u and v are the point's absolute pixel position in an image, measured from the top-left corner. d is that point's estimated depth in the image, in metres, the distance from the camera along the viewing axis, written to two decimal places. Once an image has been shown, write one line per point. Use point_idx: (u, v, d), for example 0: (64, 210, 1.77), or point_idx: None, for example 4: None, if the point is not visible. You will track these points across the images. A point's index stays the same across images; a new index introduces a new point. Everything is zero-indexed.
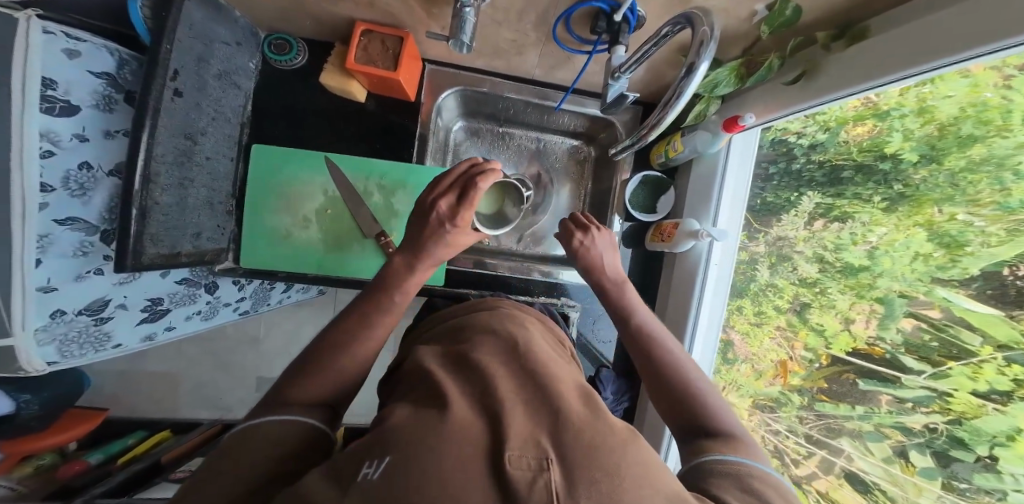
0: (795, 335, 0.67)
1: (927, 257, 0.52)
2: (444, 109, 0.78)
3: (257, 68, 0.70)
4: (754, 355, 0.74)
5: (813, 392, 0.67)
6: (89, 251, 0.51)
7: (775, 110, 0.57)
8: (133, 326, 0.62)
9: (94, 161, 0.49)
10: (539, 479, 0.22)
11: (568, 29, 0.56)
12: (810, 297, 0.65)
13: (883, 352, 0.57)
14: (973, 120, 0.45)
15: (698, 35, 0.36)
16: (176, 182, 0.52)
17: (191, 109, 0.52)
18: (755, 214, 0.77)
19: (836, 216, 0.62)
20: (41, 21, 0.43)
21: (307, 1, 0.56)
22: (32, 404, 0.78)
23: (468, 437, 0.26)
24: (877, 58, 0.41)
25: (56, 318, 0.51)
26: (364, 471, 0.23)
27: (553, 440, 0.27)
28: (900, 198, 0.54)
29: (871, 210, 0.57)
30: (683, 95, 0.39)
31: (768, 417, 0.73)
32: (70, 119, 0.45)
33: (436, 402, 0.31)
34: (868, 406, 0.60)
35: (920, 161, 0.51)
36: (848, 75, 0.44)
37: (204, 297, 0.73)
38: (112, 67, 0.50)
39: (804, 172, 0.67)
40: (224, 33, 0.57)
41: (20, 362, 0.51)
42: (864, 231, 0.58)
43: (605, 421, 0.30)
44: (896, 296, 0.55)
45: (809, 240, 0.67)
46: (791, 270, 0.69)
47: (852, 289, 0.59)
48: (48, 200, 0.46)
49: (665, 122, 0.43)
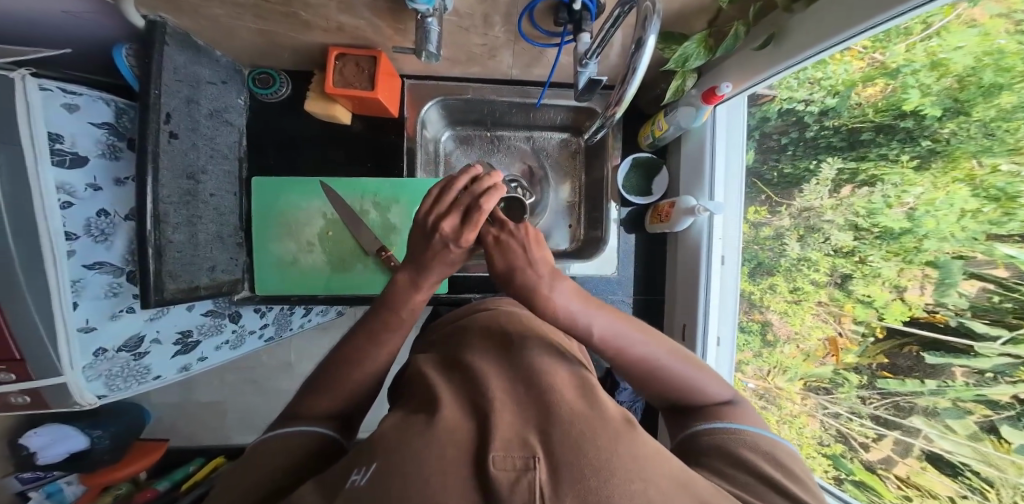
0: (841, 310, 0.63)
1: (975, 214, 0.48)
2: (429, 121, 0.80)
3: (247, 104, 0.74)
4: (798, 334, 0.69)
5: (873, 369, 0.61)
6: (119, 291, 0.56)
7: (751, 77, 0.55)
8: (169, 358, 0.67)
9: (111, 208, 0.54)
10: (524, 479, 0.22)
11: (532, 23, 0.56)
12: (850, 267, 0.61)
13: (947, 320, 0.52)
14: (993, 69, 0.44)
15: (642, 11, 0.36)
16: (184, 219, 0.56)
17: (188, 149, 0.56)
18: (773, 187, 0.73)
19: (863, 181, 0.59)
20: (34, 78, 0.45)
21: (280, 34, 0.59)
22: (104, 438, 0.84)
23: (453, 441, 0.26)
24: (846, 10, 0.38)
25: (100, 356, 0.55)
26: (353, 479, 0.24)
27: (541, 436, 0.26)
28: (931, 154, 0.51)
29: (901, 171, 0.54)
30: (637, 71, 0.39)
31: (823, 400, 0.68)
32: (80, 169, 0.49)
33: (428, 408, 0.31)
34: (941, 380, 0.55)
35: (945, 115, 0.48)
36: (819, 32, 0.42)
37: (230, 326, 0.77)
38: (110, 117, 0.54)
39: (820, 138, 0.64)
40: (208, 74, 0.61)
41: (74, 398, 0.55)
42: (898, 193, 0.55)
43: (599, 413, 0.29)
44: (951, 259, 0.51)
45: (838, 208, 0.62)
46: (824, 241, 0.65)
47: (898, 255, 0.55)
48: (75, 246, 0.49)
49: (627, 97, 0.43)
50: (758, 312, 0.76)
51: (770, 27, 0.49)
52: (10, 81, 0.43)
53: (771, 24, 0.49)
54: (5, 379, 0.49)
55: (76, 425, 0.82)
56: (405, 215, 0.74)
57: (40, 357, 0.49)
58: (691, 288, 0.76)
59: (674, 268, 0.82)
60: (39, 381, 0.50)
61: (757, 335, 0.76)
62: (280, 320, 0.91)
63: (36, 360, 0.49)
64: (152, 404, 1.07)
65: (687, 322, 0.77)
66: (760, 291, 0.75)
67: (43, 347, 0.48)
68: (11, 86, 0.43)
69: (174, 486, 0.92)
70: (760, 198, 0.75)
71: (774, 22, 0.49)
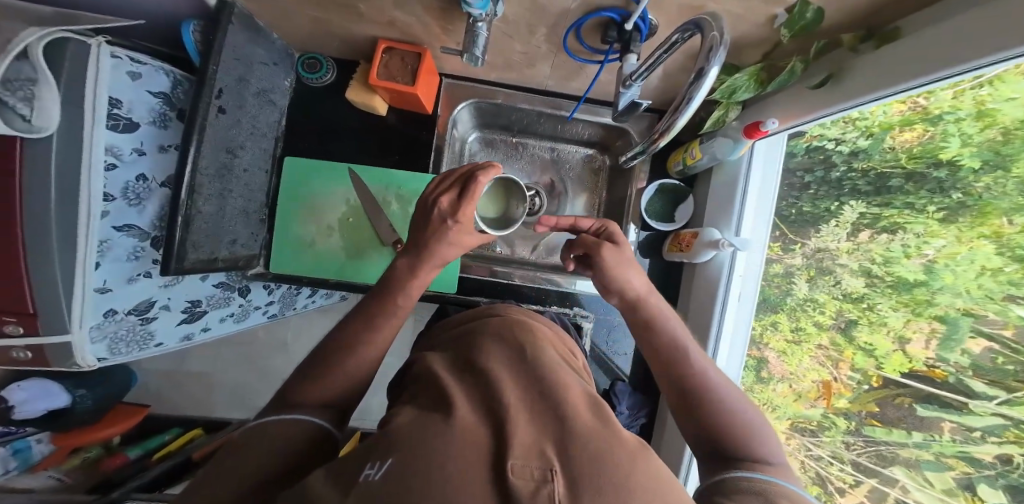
0: (840, 355, 0.62)
1: (994, 273, 0.46)
2: (459, 120, 0.81)
3: (292, 86, 0.75)
4: (792, 374, 0.68)
5: (861, 416, 0.61)
6: (140, 255, 0.57)
7: (799, 116, 0.54)
8: (173, 326, 0.67)
9: (150, 174, 0.56)
10: (544, 488, 0.21)
11: (578, 38, 0.56)
12: (856, 312, 0.60)
13: (946, 375, 0.52)
14: None
15: (708, 40, 0.36)
16: (216, 192, 0.57)
17: (231, 125, 0.57)
18: (790, 224, 0.72)
19: (884, 226, 0.57)
20: (108, 46, 0.48)
21: (334, 21, 0.61)
22: (87, 399, 0.86)
23: (470, 447, 0.25)
24: (909, 61, 0.38)
25: (109, 317, 0.55)
26: (367, 473, 0.23)
27: (559, 448, 0.26)
28: (960, 207, 0.48)
29: (925, 221, 0.52)
30: (693, 101, 0.38)
31: (808, 441, 0.67)
32: (129, 134, 0.52)
33: (442, 407, 0.31)
34: (927, 433, 0.55)
35: (983, 167, 0.46)
36: (880, 79, 0.42)
37: (237, 300, 0.78)
38: (167, 87, 0.57)
39: (845, 180, 0.63)
40: (262, 54, 0.62)
41: (75, 359, 0.54)
42: (919, 243, 0.53)
43: (614, 432, 0.29)
44: (960, 315, 0.49)
45: (854, 252, 0.61)
46: (834, 284, 0.64)
47: (907, 306, 0.54)
48: (110, 208, 0.51)
49: (676, 126, 0.42)
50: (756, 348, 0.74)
51: (830, 66, 0.48)
52: (87, 47, 0.46)
53: (831, 64, 0.48)
54: (12, 333, 0.48)
55: (61, 383, 0.82)
56: None
57: (51, 314, 0.49)
58: (702, 322, 0.74)
59: (689, 290, 0.80)
60: (46, 337, 0.49)
61: (751, 371, 0.74)
62: (285, 298, 0.91)
63: (49, 315, 0.48)
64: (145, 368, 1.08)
65: None
66: (761, 327, 0.74)
67: (57, 305, 0.49)
68: (85, 51, 0.46)
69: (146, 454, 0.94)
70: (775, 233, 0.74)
71: (835, 62, 0.48)
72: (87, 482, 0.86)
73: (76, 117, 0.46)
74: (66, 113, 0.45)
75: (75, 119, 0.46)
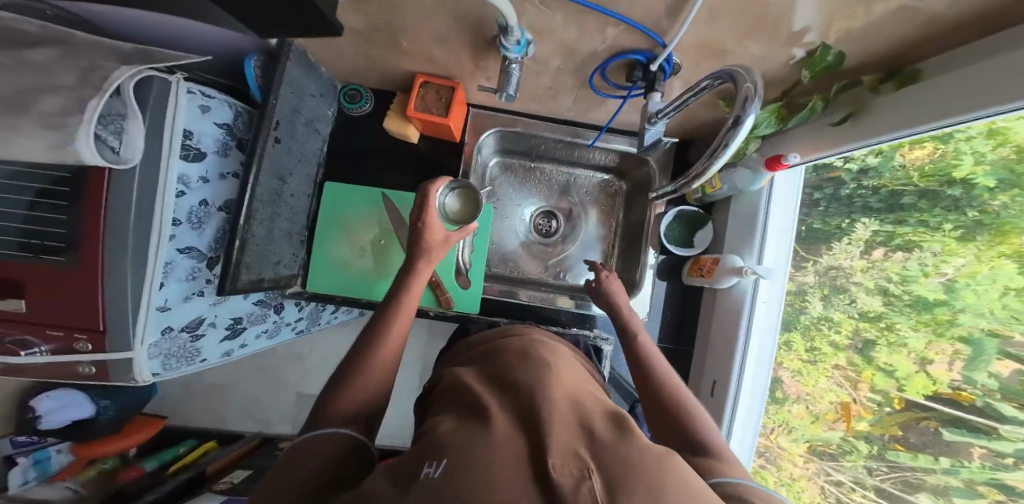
0: (858, 376, 0.62)
1: (1020, 293, 0.46)
2: (484, 146, 0.85)
3: (335, 115, 0.81)
4: (809, 395, 0.68)
5: (884, 440, 0.60)
6: (196, 275, 0.61)
7: (823, 149, 0.57)
8: (217, 342, 0.70)
9: (210, 199, 0.61)
10: (585, 484, 0.23)
11: (604, 77, 0.61)
12: (875, 333, 0.61)
13: (973, 399, 0.51)
14: None
15: (743, 91, 0.39)
16: (267, 216, 0.62)
17: (284, 155, 0.63)
18: (802, 241, 0.74)
19: (898, 245, 0.59)
20: (185, 83, 0.54)
21: (379, 57, 0.67)
22: (110, 409, 0.93)
23: (511, 452, 0.27)
24: (932, 101, 0.40)
25: (166, 334, 0.59)
26: (426, 472, 0.25)
27: (593, 454, 0.27)
28: (977, 225, 0.50)
29: (943, 239, 0.54)
30: (729, 146, 0.41)
31: (828, 466, 0.66)
32: (198, 163, 0.57)
33: (480, 415, 0.33)
34: (956, 459, 0.53)
35: (998, 186, 0.47)
36: (900, 117, 0.44)
37: (272, 317, 0.81)
38: (229, 119, 0.63)
39: (855, 197, 0.64)
40: (311, 87, 0.68)
41: (133, 374, 0.58)
42: (937, 261, 0.54)
43: (639, 440, 0.30)
44: (985, 335, 0.49)
45: (868, 271, 0.63)
46: (848, 303, 0.65)
47: (928, 326, 0.55)
48: (177, 232, 0.56)
49: (711, 171, 0.44)
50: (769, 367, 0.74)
51: (850, 104, 0.51)
52: (168, 84, 0.52)
53: (851, 101, 0.51)
54: (82, 349, 0.53)
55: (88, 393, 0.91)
56: None
57: (118, 331, 0.53)
58: (726, 348, 0.74)
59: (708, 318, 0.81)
60: (109, 353, 0.54)
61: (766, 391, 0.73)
62: (312, 314, 0.95)
63: (115, 333, 0.53)
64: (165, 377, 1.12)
65: (718, 379, 0.75)
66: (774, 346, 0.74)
67: (123, 321, 0.53)
68: (166, 88, 0.51)
69: (161, 467, 0.93)
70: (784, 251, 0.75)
71: (854, 99, 0.51)
72: (98, 492, 0.82)
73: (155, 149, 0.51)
74: (148, 144, 0.51)
75: (155, 150, 0.51)
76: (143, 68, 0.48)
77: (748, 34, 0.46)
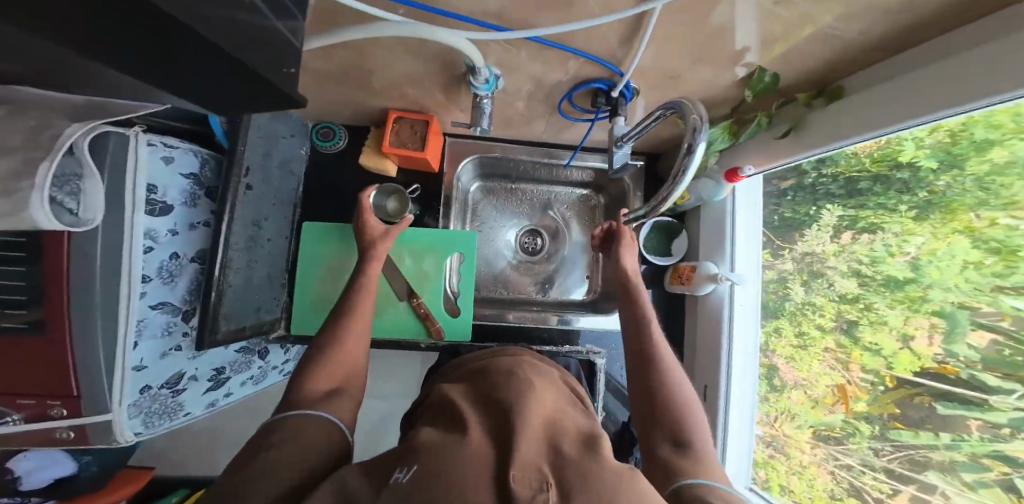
0: (849, 357, 0.62)
1: (978, 265, 0.48)
2: (464, 173, 0.86)
3: (308, 154, 0.81)
4: (805, 380, 0.68)
5: (884, 419, 0.58)
6: (172, 330, 0.60)
7: (772, 160, 0.61)
8: (200, 395, 0.68)
9: (181, 251, 0.60)
10: (540, 495, 0.27)
11: (571, 103, 0.64)
12: (856, 313, 0.61)
13: (958, 371, 0.50)
14: (983, 125, 0.42)
15: (690, 121, 0.43)
16: (244, 263, 0.61)
17: (257, 200, 0.63)
18: (775, 230, 0.75)
19: (863, 227, 0.61)
20: (144, 136, 0.54)
21: (351, 96, 0.68)
22: (93, 465, 0.75)
23: (478, 466, 0.30)
24: (888, 104, 0.43)
25: (145, 393, 0.57)
26: (396, 476, 0.30)
27: (555, 469, 0.31)
28: (929, 205, 0.53)
29: (901, 220, 0.56)
30: (687, 172, 0.44)
31: (835, 450, 0.64)
32: (164, 216, 0.57)
33: (459, 430, 0.36)
34: (955, 433, 0.51)
35: (940, 168, 0.50)
36: (853, 122, 0.47)
37: (257, 363, 0.79)
38: (195, 168, 0.63)
39: (817, 185, 0.66)
40: (282, 129, 0.69)
41: (115, 435, 0.55)
42: (899, 242, 0.56)
43: (603, 460, 0.33)
44: (957, 308, 0.50)
45: (840, 255, 0.65)
46: (828, 286, 0.66)
47: (903, 304, 0.55)
48: (147, 288, 0.55)
49: (674, 196, 0.47)
50: (764, 356, 0.75)
51: (789, 120, 0.56)
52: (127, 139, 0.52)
53: (789, 117, 0.56)
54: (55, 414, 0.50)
55: None
56: (438, 265, 0.79)
57: (94, 393, 0.51)
58: (712, 352, 0.77)
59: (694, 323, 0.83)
60: (85, 418, 0.51)
61: (763, 380, 0.74)
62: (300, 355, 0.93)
63: (91, 395, 0.51)
64: None
65: (709, 383, 0.77)
66: (766, 335, 0.75)
67: (99, 384, 0.51)
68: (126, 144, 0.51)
69: None
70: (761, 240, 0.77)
71: (792, 116, 0.56)
72: None
73: (118, 207, 0.51)
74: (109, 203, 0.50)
75: (119, 208, 0.51)
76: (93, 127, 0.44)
77: (694, 59, 0.49)
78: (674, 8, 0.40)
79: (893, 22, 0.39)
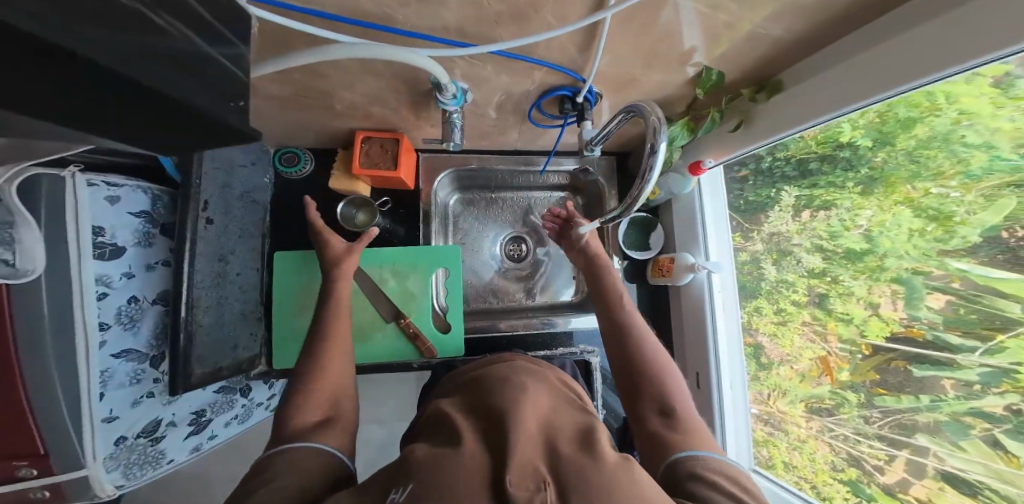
0: (825, 328, 0.64)
1: (921, 233, 0.52)
2: (441, 188, 0.85)
3: (273, 181, 0.78)
4: (790, 355, 0.70)
5: (868, 387, 0.60)
6: (141, 377, 0.56)
7: (729, 153, 0.63)
8: (181, 441, 0.63)
9: (140, 294, 0.56)
10: (538, 495, 0.29)
11: (541, 111, 0.65)
12: (825, 287, 0.65)
13: (924, 333, 0.53)
14: (905, 105, 0.48)
15: (650, 123, 0.44)
16: (214, 300, 0.58)
17: (220, 234, 0.60)
18: (743, 214, 0.79)
19: (818, 205, 0.65)
20: (83, 175, 0.51)
21: (315, 119, 0.67)
22: None
23: (475, 473, 0.31)
24: (826, 92, 0.46)
25: (121, 445, 0.53)
26: (393, 496, 0.30)
27: (551, 470, 0.32)
28: (872, 180, 0.57)
29: (850, 195, 0.60)
30: (654, 167, 0.44)
31: (829, 421, 0.65)
32: (117, 258, 0.53)
33: (452, 439, 0.36)
34: (933, 395, 0.53)
35: (876, 145, 0.55)
36: (796, 112, 0.50)
37: (240, 401, 0.74)
38: (146, 205, 0.59)
39: (773, 169, 0.70)
40: (241, 157, 0.66)
41: (94, 490, 0.50)
42: (851, 216, 0.60)
43: (598, 455, 0.35)
44: (911, 274, 0.54)
45: (803, 233, 0.68)
46: (796, 263, 0.69)
47: (864, 274, 0.59)
48: (106, 336, 0.51)
49: (644, 194, 0.47)
50: (750, 336, 0.77)
51: (738, 114, 0.59)
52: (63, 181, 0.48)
53: (738, 111, 0.60)
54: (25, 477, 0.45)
55: None
56: (423, 282, 0.77)
57: (65, 448, 0.47)
58: (697, 332, 0.80)
59: (679, 316, 0.85)
60: (58, 476, 0.47)
61: (751, 359, 0.77)
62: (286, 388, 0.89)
63: (60, 453, 0.46)
64: None
65: (700, 371, 0.79)
66: (747, 315, 0.78)
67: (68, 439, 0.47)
68: (64, 186, 0.48)
69: None
70: (732, 224, 0.80)
71: (740, 110, 0.59)
72: None
73: (63, 254, 0.47)
74: (51, 247, 0.46)
75: (64, 254, 0.47)
76: (28, 166, 0.42)
77: (646, 63, 0.52)
78: (627, 15, 0.42)
79: (816, 22, 0.43)
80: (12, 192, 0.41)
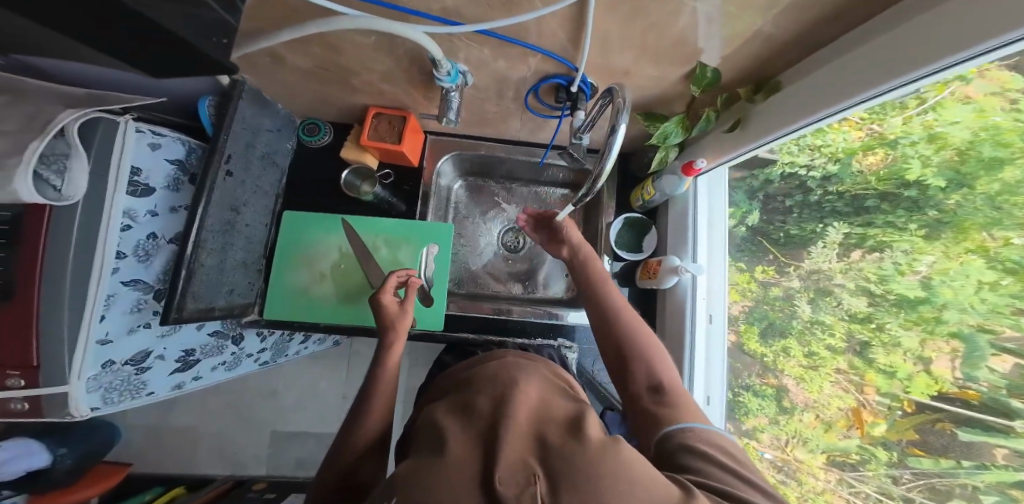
0: (862, 379, 0.58)
1: (993, 286, 0.47)
2: (444, 172, 0.89)
3: (294, 148, 0.85)
4: (817, 402, 0.63)
5: (902, 446, 0.55)
6: (143, 307, 0.62)
7: (722, 155, 0.62)
8: (166, 375, 0.70)
9: (159, 232, 0.63)
10: (527, 492, 0.27)
11: (538, 99, 0.67)
12: (868, 334, 0.58)
13: (979, 396, 0.49)
14: (990, 143, 0.44)
15: (616, 104, 0.46)
16: (219, 245, 0.64)
17: (237, 187, 0.66)
18: (780, 247, 0.71)
19: (872, 246, 0.58)
20: (134, 123, 0.58)
21: (332, 94, 0.73)
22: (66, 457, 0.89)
23: (462, 471, 0.30)
24: (823, 91, 0.43)
25: (108, 368, 0.59)
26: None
27: (542, 460, 0.30)
28: (939, 224, 0.50)
29: (911, 238, 0.54)
30: (612, 149, 0.46)
31: (852, 476, 0.61)
32: (147, 197, 0.60)
33: (439, 442, 0.35)
34: (979, 462, 0.50)
35: (949, 186, 0.49)
36: (794, 110, 0.47)
37: (230, 349, 0.81)
38: (181, 155, 0.66)
39: (823, 203, 0.63)
40: (269, 123, 0.73)
41: (69, 408, 0.56)
42: (908, 260, 0.54)
43: (583, 436, 0.33)
44: (976, 331, 0.48)
45: (847, 272, 0.61)
46: (836, 305, 0.62)
47: (917, 325, 0.53)
48: (121, 264, 0.58)
49: (604, 173, 0.48)
50: (772, 376, 0.70)
51: (737, 114, 0.57)
52: (117, 124, 0.56)
53: (738, 113, 0.58)
54: (12, 385, 0.52)
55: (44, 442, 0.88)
56: (413, 255, 0.81)
57: (53, 365, 0.53)
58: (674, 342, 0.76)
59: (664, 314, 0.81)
60: (41, 389, 0.53)
61: (772, 401, 0.69)
62: (277, 346, 0.95)
63: (49, 367, 0.53)
64: (129, 424, 1.11)
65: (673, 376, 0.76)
66: (772, 354, 0.70)
67: (61, 357, 0.53)
68: (113, 127, 0.55)
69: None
70: (767, 257, 0.73)
71: (740, 111, 0.57)
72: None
73: (100, 187, 0.55)
74: (91, 181, 0.54)
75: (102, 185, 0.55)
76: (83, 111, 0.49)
77: (642, 57, 0.52)
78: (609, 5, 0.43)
79: (808, 20, 0.42)
80: (73, 132, 0.50)
